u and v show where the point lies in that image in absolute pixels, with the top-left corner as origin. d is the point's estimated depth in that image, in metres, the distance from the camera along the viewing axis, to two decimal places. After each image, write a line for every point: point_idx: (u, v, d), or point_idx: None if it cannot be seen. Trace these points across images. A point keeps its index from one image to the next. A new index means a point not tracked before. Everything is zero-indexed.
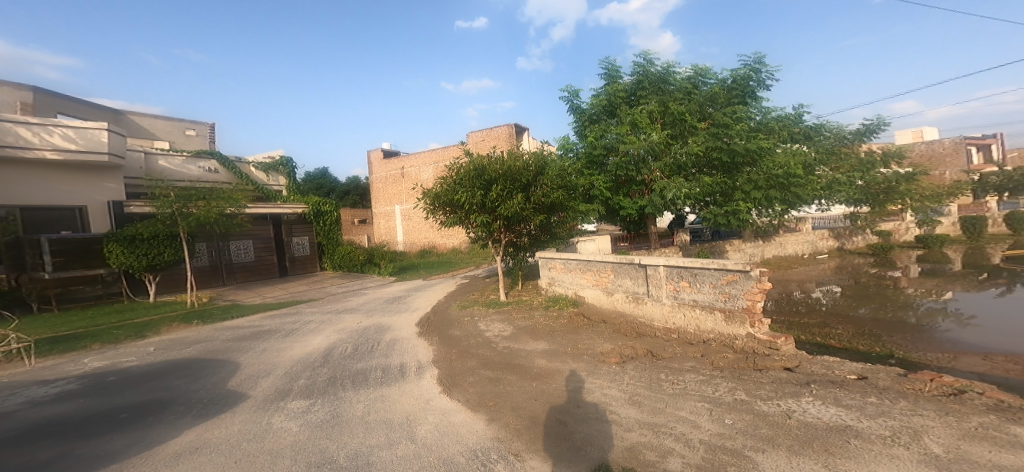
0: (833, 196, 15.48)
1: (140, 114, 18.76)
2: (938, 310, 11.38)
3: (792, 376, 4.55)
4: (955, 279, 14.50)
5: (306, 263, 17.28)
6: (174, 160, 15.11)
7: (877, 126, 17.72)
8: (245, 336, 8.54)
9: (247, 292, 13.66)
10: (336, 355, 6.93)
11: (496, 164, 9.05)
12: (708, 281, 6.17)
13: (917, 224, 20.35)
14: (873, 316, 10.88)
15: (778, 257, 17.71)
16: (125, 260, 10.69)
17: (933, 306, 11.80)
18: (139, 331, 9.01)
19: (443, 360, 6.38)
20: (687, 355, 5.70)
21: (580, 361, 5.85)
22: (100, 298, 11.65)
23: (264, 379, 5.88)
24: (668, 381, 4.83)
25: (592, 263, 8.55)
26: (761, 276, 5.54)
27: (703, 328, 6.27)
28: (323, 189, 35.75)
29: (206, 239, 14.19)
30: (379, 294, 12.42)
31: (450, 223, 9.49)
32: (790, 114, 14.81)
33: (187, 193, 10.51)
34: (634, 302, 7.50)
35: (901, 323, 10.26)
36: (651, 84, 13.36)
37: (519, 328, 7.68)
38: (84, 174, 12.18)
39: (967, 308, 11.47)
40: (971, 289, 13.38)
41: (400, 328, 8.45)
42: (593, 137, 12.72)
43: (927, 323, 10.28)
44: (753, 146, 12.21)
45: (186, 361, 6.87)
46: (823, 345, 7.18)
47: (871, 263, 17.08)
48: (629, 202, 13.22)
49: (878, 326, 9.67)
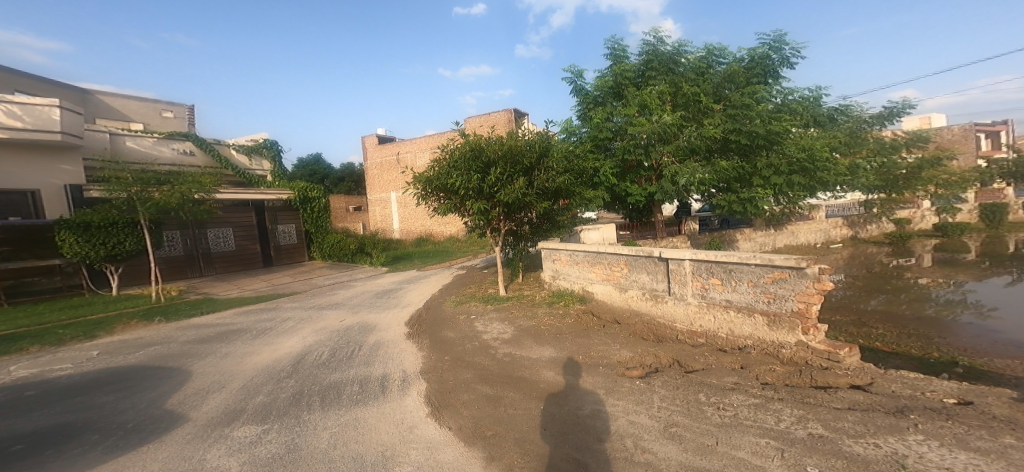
0: (854, 183, 14.51)
1: (110, 94, 17.45)
2: (968, 302, 10.52)
3: (873, 400, 3.57)
4: (979, 267, 13.62)
5: (292, 253, 16.20)
6: (144, 141, 13.94)
7: (900, 110, 16.67)
8: (209, 337, 7.54)
9: (225, 284, 12.63)
10: (308, 362, 5.95)
11: (496, 143, 7.98)
12: (747, 278, 5.19)
13: (934, 212, 19.42)
14: (898, 310, 10.05)
15: (791, 247, 16.78)
16: (79, 249, 9.68)
17: (954, 297, 10.92)
18: (90, 330, 8.12)
19: (432, 371, 5.39)
20: (724, 367, 4.73)
21: (595, 374, 4.88)
22: (60, 291, 10.80)
23: (215, 395, 4.93)
24: (711, 405, 3.85)
25: (603, 255, 7.55)
26: (819, 274, 4.54)
27: (739, 333, 5.29)
28: (316, 176, 34.46)
29: (180, 226, 13.09)
30: (370, 287, 11.42)
31: (443, 210, 8.42)
32: (812, 96, 13.77)
33: (146, 176, 9.42)
34: (653, 300, 6.54)
35: (935, 317, 9.39)
36: (661, 64, 12.29)
37: (521, 329, 6.71)
38: (35, 154, 11.06)
39: (1000, 300, 10.60)
40: (996, 277, 12.55)
41: (386, 328, 7.44)
42: (599, 119, 11.65)
43: (957, 316, 9.44)
44: (776, 128, 11.21)
45: (130, 371, 5.93)
46: (870, 348, 6.24)
47: (888, 252, 16.21)
48: (636, 189, 12.18)
49: (913, 323, 8.77)
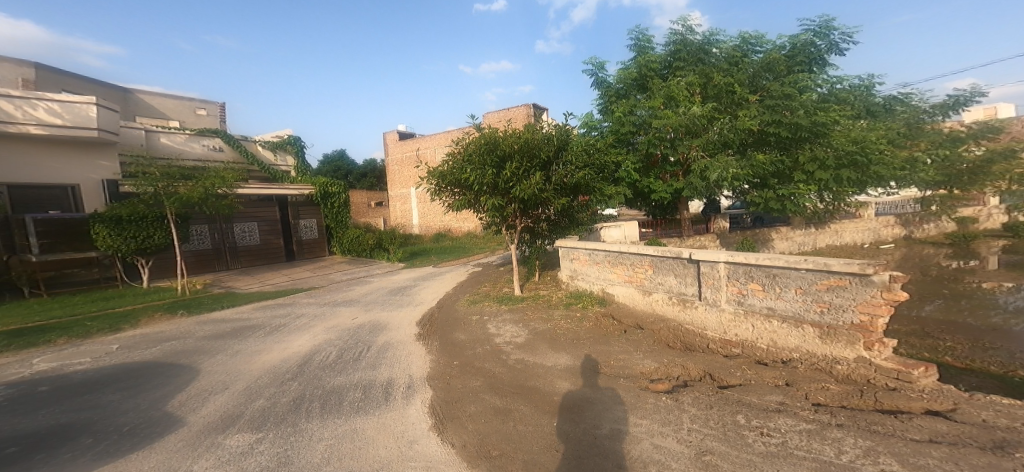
0: (909, 178, 13.21)
1: (148, 92, 18.02)
2: None
3: (961, 431, 2.96)
4: None
5: (314, 247, 16.32)
6: (176, 137, 14.24)
7: (965, 99, 15.11)
8: (223, 334, 7.50)
9: (248, 278, 12.78)
10: (314, 364, 5.77)
11: (512, 137, 7.55)
12: (794, 284, 4.57)
13: (1002, 210, 17.60)
14: (959, 318, 9.02)
15: (833, 247, 15.55)
16: (112, 242, 9.90)
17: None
18: (114, 323, 8.25)
19: (440, 377, 5.05)
20: (766, 383, 4.14)
21: (615, 387, 4.39)
22: (97, 282, 11.12)
23: (215, 398, 4.77)
24: (753, 429, 3.30)
25: (625, 255, 7.00)
26: (889, 283, 3.90)
27: (782, 345, 4.67)
28: (341, 171, 34.99)
29: (208, 220, 13.33)
30: (386, 283, 11.25)
31: (457, 206, 8.06)
32: (863, 84, 12.60)
33: (172, 171, 9.48)
34: (680, 305, 5.96)
35: (1007, 326, 8.33)
36: (690, 55, 11.55)
37: (535, 332, 6.28)
38: (76, 151, 11.40)
39: None
40: None
41: (397, 328, 7.18)
42: (621, 112, 11.02)
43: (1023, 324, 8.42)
44: (822, 119, 10.24)
45: (141, 367, 5.88)
46: (936, 362, 5.46)
47: (946, 254, 14.79)
48: (661, 186, 11.48)
49: (982, 334, 7.79)
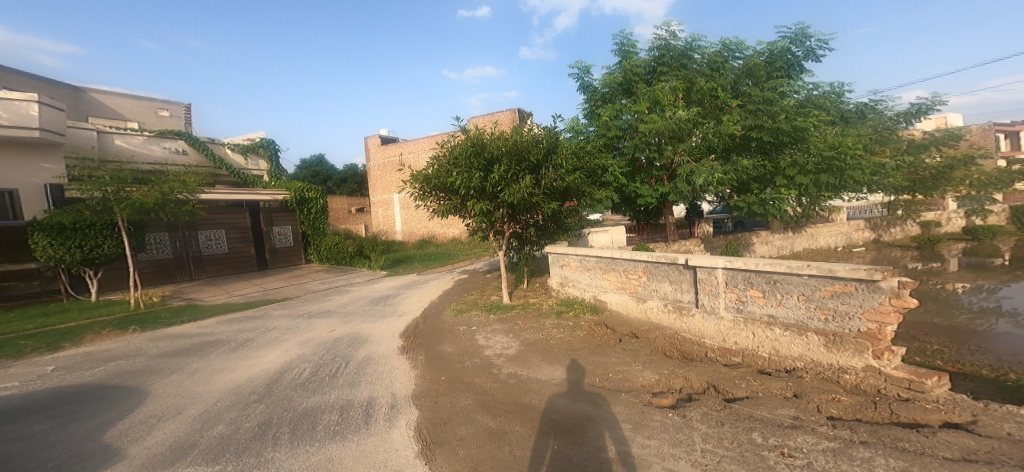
0: (881, 183, 13.59)
1: (103, 92, 16.85)
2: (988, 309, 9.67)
3: (992, 447, 2.77)
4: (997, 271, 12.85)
5: (288, 255, 15.53)
6: (133, 139, 13.25)
7: (927, 107, 15.74)
8: (182, 351, 6.86)
9: (214, 289, 11.96)
10: (284, 382, 5.26)
11: (499, 139, 7.23)
12: (797, 290, 4.38)
13: (961, 214, 18.38)
14: (928, 318, 9.22)
15: (810, 250, 15.86)
16: (53, 253, 9.03)
17: (987, 305, 10.03)
18: (54, 341, 7.45)
19: (426, 395, 4.63)
20: (775, 395, 3.91)
21: (616, 403, 4.08)
22: (38, 296, 10.18)
23: (167, 426, 4.25)
24: (773, 449, 3.04)
25: (618, 261, 6.75)
26: (898, 288, 3.73)
27: (785, 353, 4.48)
28: (319, 177, 33.95)
29: (169, 227, 12.44)
30: (366, 293, 10.68)
31: (442, 211, 7.65)
32: (837, 90, 12.91)
33: (123, 174, 8.69)
34: (676, 313, 5.73)
35: (971, 326, 8.54)
36: (673, 60, 11.55)
37: (527, 343, 5.93)
38: (16, 152, 10.43)
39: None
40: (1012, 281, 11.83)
41: (378, 341, 6.68)
42: (607, 116, 10.88)
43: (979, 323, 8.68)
44: (802, 124, 10.39)
45: (84, 391, 5.27)
46: (932, 366, 5.40)
47: (914, 256, 15.28)
48: (648, 190, 11.38)
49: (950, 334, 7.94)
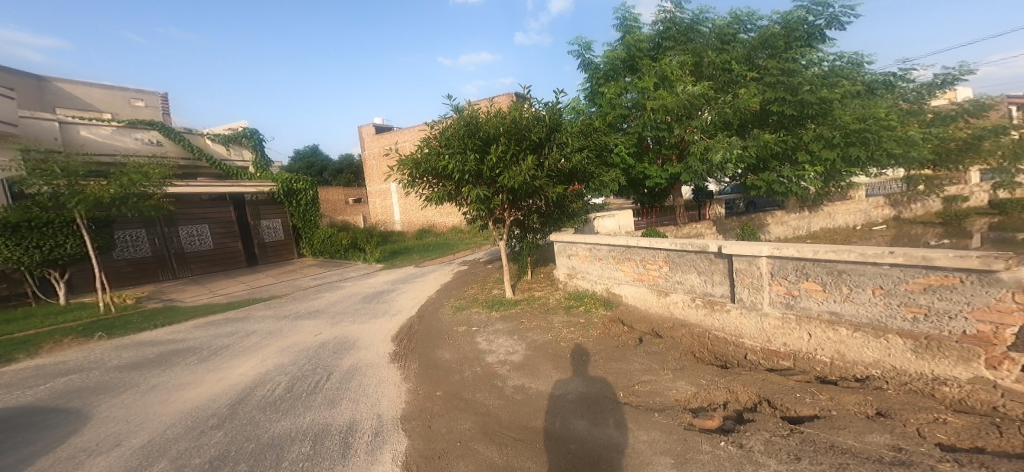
0: (907, 158, 12.71)
1: (71, 82, 15.87)
2: None
3: None
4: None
5: (279, 250, 14.72)
6: (100, 130, 12.31)
7: (952, 77, 14.73)
8: (147, 362, 6.07)
9: (197, 288, 11.19)
10: (252, 402, 4.45)
11: (495, 118, 6.36)
12: (871, 283, 3.57)
13: (986, 188, 17.44)
14: None
15: (828, 230, 15.04)
16: (8, 254, 8.16)
17: None
18: (7, 352, 6.69)
19: (417, 417, 3.84)
20: (854, 414, 3.12)
21: (650, 427, 3.28)
22: (5, 300, 9.43)
23: (97, 465, 3.45)
24: None
25: (633, 249, 5.92)
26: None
27: (854, 358, 3.68)
28: (314, 168, 33.00)
29: (146, 223, 11.58)
30: (358, 288, 9.89)
31: (434, 199, 6.80)
32: (860, 60, 11.94)
33: (77, 167, 7.81)
34: (707, 309, 4.92)
35: None
36: (680, 34, 10.58)
37: (534, 346, 5.14)
38: None
39: None
40: None
41: (366, 347, 5.88)
42: (610, 94, 9.94)
43: None
44: (828, 95, 9.46)
45: (17, 417, 4.49)
46: None
47: (939, 232, 14.41)
48: (657, 171, 10.47)
49: None
